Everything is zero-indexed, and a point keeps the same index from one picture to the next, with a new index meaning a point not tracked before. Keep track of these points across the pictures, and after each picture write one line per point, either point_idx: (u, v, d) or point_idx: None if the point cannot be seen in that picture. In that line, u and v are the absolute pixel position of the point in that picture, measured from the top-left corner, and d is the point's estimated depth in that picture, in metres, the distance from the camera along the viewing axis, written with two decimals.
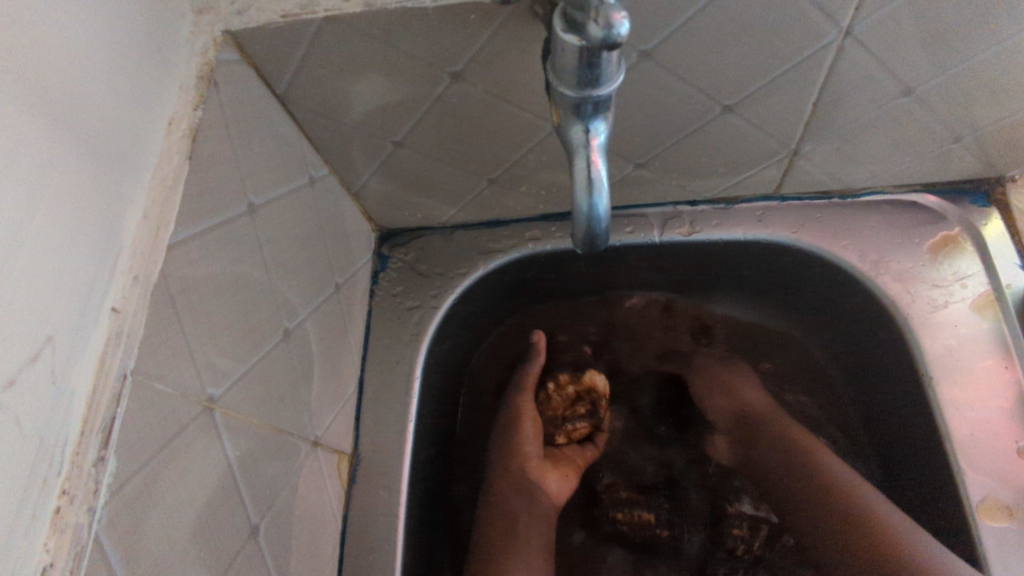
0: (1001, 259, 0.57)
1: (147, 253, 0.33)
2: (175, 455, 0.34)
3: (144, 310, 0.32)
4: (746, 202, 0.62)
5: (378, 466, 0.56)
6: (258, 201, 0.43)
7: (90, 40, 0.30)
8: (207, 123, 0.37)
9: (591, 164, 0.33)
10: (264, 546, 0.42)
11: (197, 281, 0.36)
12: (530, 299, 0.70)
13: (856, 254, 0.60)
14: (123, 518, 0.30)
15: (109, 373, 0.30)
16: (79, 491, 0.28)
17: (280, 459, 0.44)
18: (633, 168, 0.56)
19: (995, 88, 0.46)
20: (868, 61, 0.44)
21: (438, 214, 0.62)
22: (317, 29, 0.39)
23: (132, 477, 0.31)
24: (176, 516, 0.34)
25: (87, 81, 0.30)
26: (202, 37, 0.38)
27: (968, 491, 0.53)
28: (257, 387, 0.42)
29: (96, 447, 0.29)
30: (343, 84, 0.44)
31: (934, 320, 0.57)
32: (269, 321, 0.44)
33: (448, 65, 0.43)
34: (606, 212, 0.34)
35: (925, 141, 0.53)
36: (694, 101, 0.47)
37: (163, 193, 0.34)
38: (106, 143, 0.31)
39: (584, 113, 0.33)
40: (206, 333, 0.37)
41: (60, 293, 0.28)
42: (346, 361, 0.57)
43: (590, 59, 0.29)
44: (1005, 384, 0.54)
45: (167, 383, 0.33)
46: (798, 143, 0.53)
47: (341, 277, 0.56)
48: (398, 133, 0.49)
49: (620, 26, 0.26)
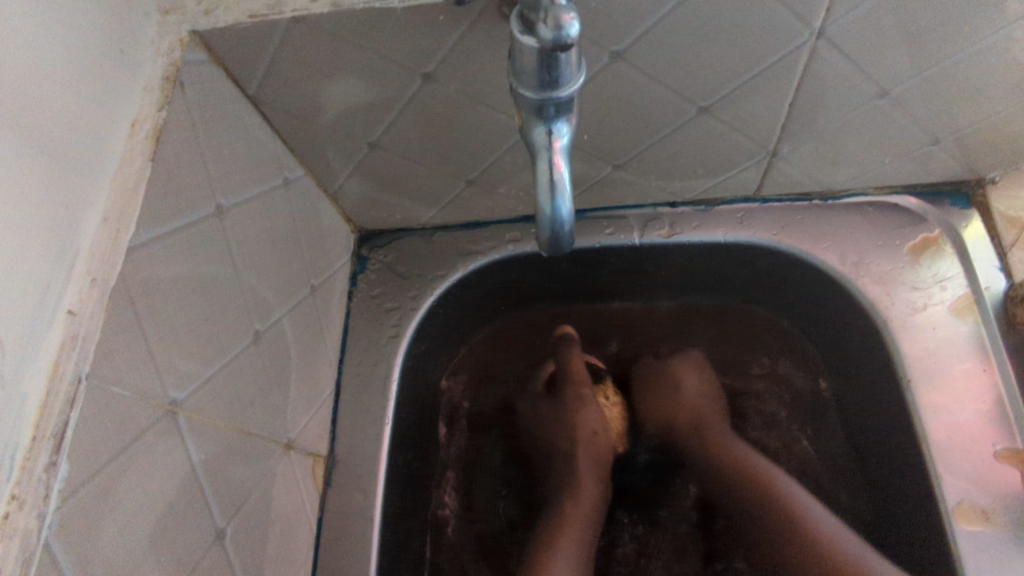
0: (979, 261, 0.57)
1: (105, 256, 0.32)
2: (134, 458, 0.33)
3: (101, 313, 0.32)
4: (726, 203, 0.62)
5: (354, 469, 0.56)
6: (227, 203, 0.42)
7: (48, 42, 0.30)
8: (173, 124, 0.37)
9: (553, 166, 0.33)
10: (231, 549, 0.42)
11: (161, 284, 0.36)
12: (513, 297, 0.69)
13: (837, 256, 0.59)
14: (77, 523, 0.30)
15: (63, 377, 0.30)
16: (29, 496, 0.28)
17: (250, 462, 0.44)
18: (611, 170, 0.56)
19: (971, 90, 0.46)
20: (842, 63, 0.44)
21: (418, 215, 0.62)
22: (285, 30, 0.39)
23: (87, 482, 0.30)
24: (136, 522, 0.33)
25: (45, 83, 0.30)
26: (169, 37, 0.38)
27: (945, 493, 0.53)
28: (225, 390, 0.41)
29: (48, 451, 0.29)
30: (315, 86, 0.44)
31: (912, 321, 0.57)
32: (238, 323, 0.43)
33: (420, 66, 0.42)
34: (569, 215, 0.33)
35: (903, 143, 0.52)
36: (669, 102, 0.47)
37: (124, 196, 0.34)
38: (65, 146, 0.31)
39: (547, 115, 0.32)
40: (171, 336, 0.36)
41: (13, 295, 0.28)
42: (323, 363, 0.56)
43: (548, 60, 0.29)
44: (982, 387, 0.54)
45: (126, 387, 0.33)
46: (776, 145, 0.53)
47: (318, 279, 0.56)
48: (372, 134, 0.49)
49: (569, 28, 0.27)
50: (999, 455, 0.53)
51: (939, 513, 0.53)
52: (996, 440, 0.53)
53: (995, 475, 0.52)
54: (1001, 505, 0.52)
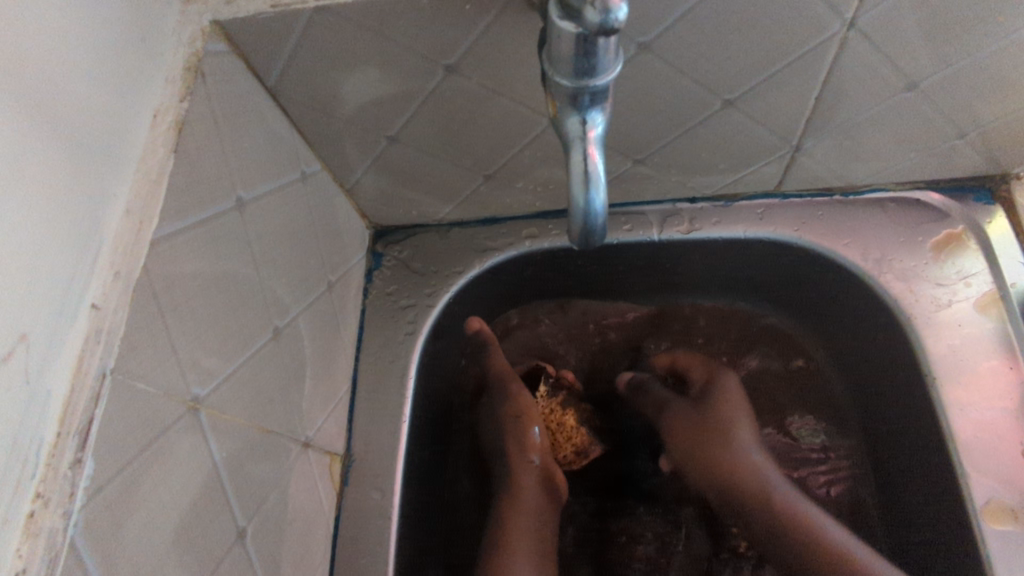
0: (1005, 258, 0.56)
1: (129, 249, 0.32)
2: (158, 456, 0.33)
3: (125, 307, 0.31)
4: (747, 199, 0.61)
5: (371, 468, 0.55)
6: (247, 196, 0.42)
7: (71, 29, 0.30)
8: (194, 115, 0.36)
9: (587, 157, 0.32)
10: (252, 549, 0.41)
11: (182, 278, 0.35)
12: (528, 295, 0.68)
13: (858, 252, 0.59)
14: (102, 523, 0.29)
15: (87, 373, 0.29)
16: (55, 494, 0.27)
17: (269, 460, 0.43)
18: (632, 165, 0.55)
19: (1001, 84, 0.45)
20: (871, 54, 0.43)
21: (434, 211, 0.61)
22: (308, 20, 0.38)
23: (111, 480, 0.30)
24: (160, 521, 0.33)
25: (67, 72, 0.29)
26: (190, 27, 0.37)
27: (974, 493, 0.52)
28: (245, 387, 0.41)
29: (74, 447, 0.28)
30: (336, 78, 0.43)
31: (937, 319, 0.56)
32: (258, 319, 0.43)
33: (443, 58, 0.42)
34: (602, 208, 0.33)
35: (929, 138, 0.52)
36: (694, 95, 0.46)
37: (146, 188, 0.33)
38: (87, 136, 0.30)
39: (581, 105, 0.32)
40: (192, 331, 0.36)
41: (38, 289, 0.27)
42: (339, 360, 0.56)
43: (587, 47, 0.28)
44: (1009, 385, 0.53)
45: (150, 383, 0.32)
46: (799, 140, 0.52)
47: (334, 275, 0.55)
48: (391, 127, 0.48)
49: (617, 11, 0.26)
50: None
51: (967, 515, 0.52)
52: None
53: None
54: None
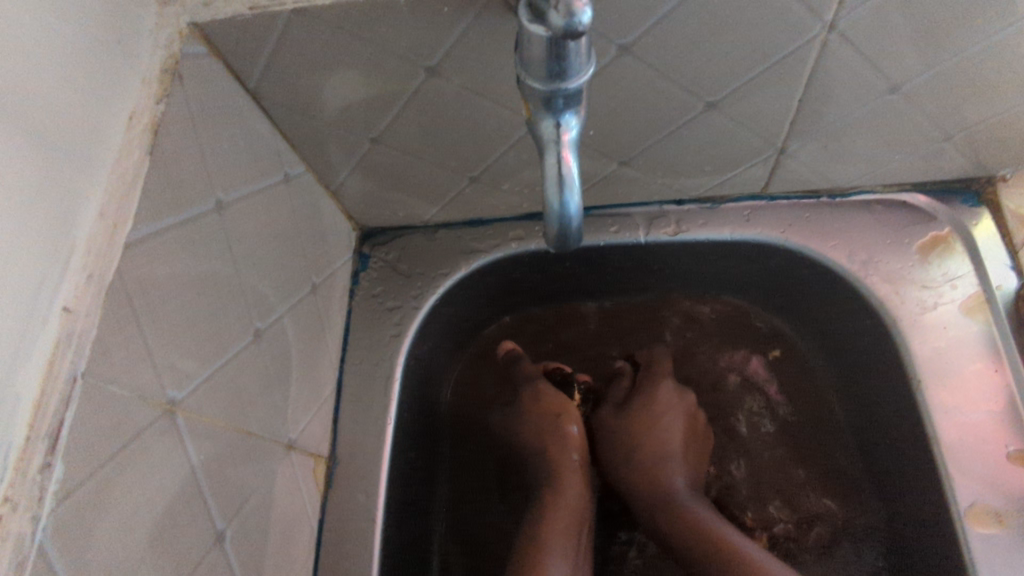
0: (991, 260, 0.56)
1: (103, 252, 0.32)
2: (132, 459, 0.33)
3: (97, 310, 0.31)
4: (733, 201, 0.61)
5: (356, 469, 0.55)
6: (227, 198, 0.42)
7: (43, 31, 0.29)
8: (170, 117, 0.36)
9: (562, 160, 0.32)
10: (231, 551, 0.41)
11: (158, 281, 0.35)
12: (517, 296, 0.68)
13: (845, 254, 0.59)
14: (72, 526, 0.29)
15: (57, 376, 0.29)
16: (23, 498, 0.27)
17: (250, 462, 0.43)
18: (617, 167, 0.55)
19: (985, 86, 0.45)
20: (853, 57, 0.43)
21: (420, 213, 0.61)
22: (287, 22, 0.38)
23: (83, 484, 0.29)
24: (134, 524, 0.33)
25: (39, 73, 0.29)
26: (167, 28, 0.37)
27: (958, 495, 0.52)
28: (224, 389, 0.41)
29: (42, 451, 0.28)
30: (317, 80, 0.43)
31: (923, 321, 0.56)
32: (238, 321, 0.42)
33: (424, 59, 0.42)
34: (578, 211, 0.33)
35: (914, 140, 0.52)
36: (676, 97, 0.46)
37: (120, 190, 0.33)
38: (59, 138, 0.30)
39: (555, 108, 0.31)
40: (167, 333, 0.36)
41: (8, 291, 0.27)
42: (324, 362, 0.56)
43: (557, 50, 0.28)
44: (994, 387, 0.53)
45: (123, 386, 0.32)
46: (784, 142, 0.52)
47: (319, 277, 0.55)
48: (374, 129, 0.48)
49: (581, 15, 0.26)
50: (1012, 457, 0.52)
51: (951, 517, 0.52)
52: (1009, 442, 0.52)
53: (1007, 476, 0.51)
54: (1015, 508, 0.51)
